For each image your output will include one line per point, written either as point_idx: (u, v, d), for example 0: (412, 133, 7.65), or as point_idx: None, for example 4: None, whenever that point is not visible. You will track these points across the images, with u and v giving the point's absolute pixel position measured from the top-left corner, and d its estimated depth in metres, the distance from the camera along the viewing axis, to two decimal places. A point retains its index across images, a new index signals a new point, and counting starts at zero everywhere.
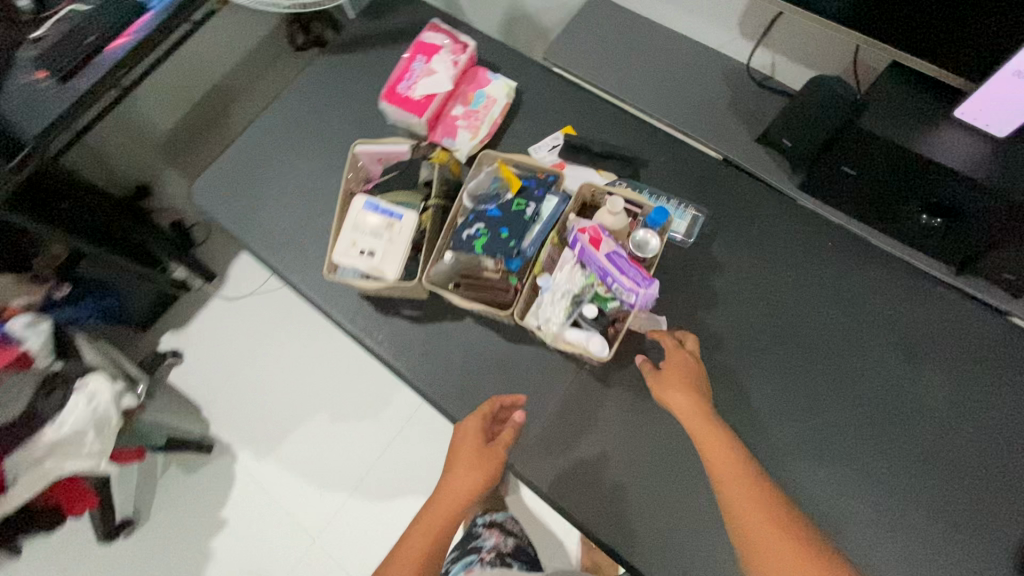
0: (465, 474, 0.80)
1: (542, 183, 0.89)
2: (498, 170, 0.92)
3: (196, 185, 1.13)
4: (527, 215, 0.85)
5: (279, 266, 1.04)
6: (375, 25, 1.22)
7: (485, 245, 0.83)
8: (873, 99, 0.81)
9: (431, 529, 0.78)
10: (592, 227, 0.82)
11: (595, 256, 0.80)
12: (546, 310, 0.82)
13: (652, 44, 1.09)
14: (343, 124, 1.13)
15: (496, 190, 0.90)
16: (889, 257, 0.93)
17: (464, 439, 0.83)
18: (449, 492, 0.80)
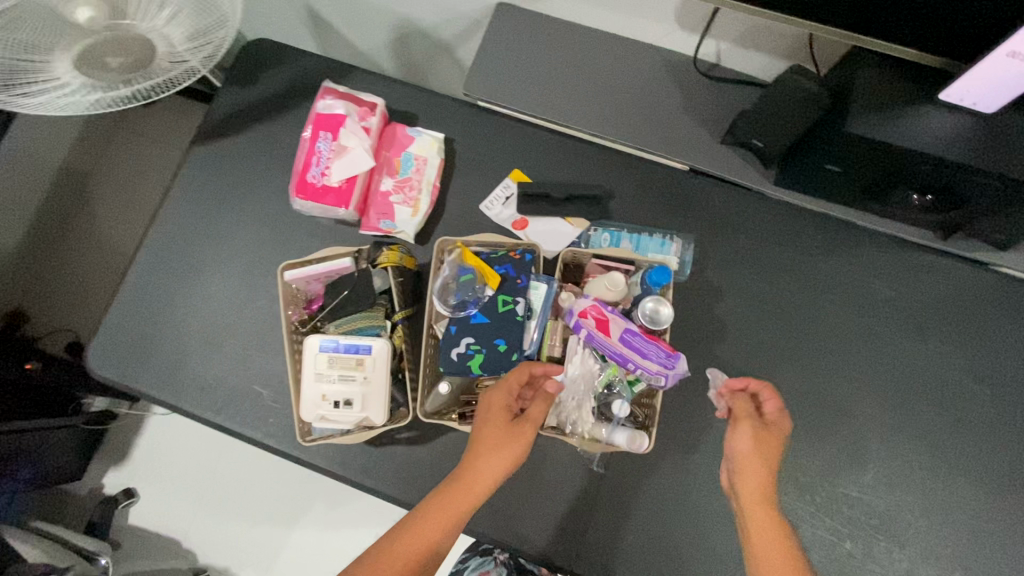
0: (492, 449, 0.67)
1: (521, 266, 0.78)
2: (465, 259, 0.79)
3: (93, 350, 0.92)
4: (518, 315, 0.75)
5: (234, 421, 0.88)
6: (250, 93, 0.99)
7: (483, 364, 0.73)
8: (851, 94, 0.74)
9: (444, 516, 0.63)
10: (593, 307, 0.73)
11: (609, 343, 0.71)
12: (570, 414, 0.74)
13: (581, 49, 0.96)
14: (255, 230, 0.94)
15: (472, 288, 0.77)
16: (878, 236, 0.90)
17: (494, 406, 0.69)
18: (469, 474, 0.66)
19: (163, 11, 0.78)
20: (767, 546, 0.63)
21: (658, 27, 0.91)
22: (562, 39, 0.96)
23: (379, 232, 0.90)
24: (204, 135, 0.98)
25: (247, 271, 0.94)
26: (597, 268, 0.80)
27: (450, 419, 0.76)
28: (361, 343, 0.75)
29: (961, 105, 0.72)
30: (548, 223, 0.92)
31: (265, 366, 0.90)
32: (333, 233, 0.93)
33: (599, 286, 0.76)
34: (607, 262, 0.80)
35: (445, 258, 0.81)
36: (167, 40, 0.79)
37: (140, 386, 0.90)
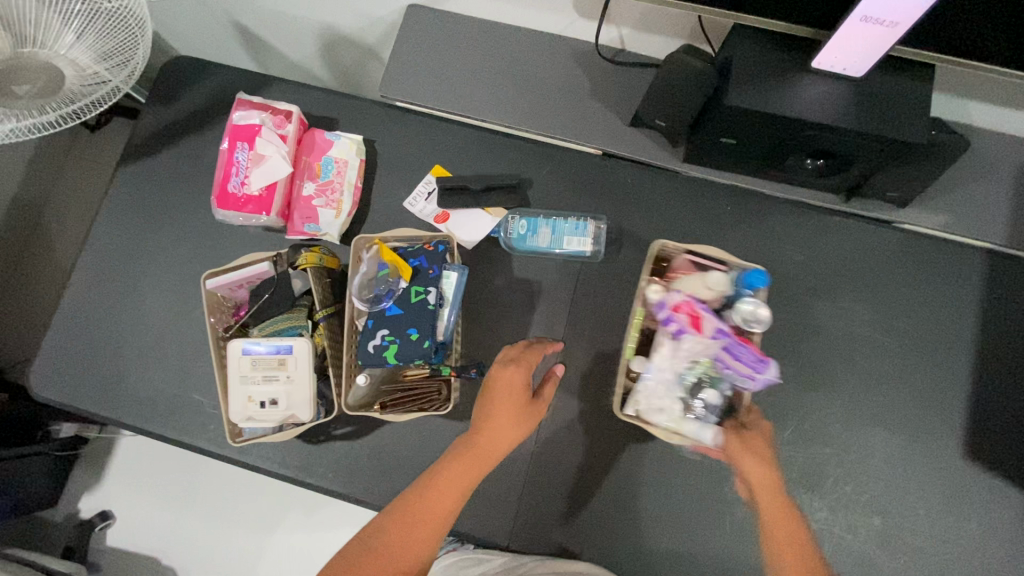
0: (511, 427, 0.72)
1: (434, 257, 0.80)
2: (383, 255, 0.81)
3: (34, 374, 0.94)
4: (431, 304, 0.76)
5: (177, 430, 0.90)
6: (173, 110, 1.02)
7: (396, 353, 0.74)
8: (735, 67, 0.76)
9: (456, 488, 0.69)
10: (686, 302, 0.70)
11: (700, 341, 0.70)
12: (654, 402, 0.74)
13: (491, 45, 0.98)
14: (186, 244, 0.97)
15: (387, 282, 0.80)
16: (785, 203, 0.93)
17: (511, 388, 0.73)
18: (488, 451, 0.71)
19: (68, 29, 0.80)
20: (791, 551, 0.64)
21: (560, 17, 0.94)
22: (471, 37, 0.99)
23: (305, 235, 0.93)
24: (130, 154, 1.00)
25: (181, 283, 0.96)
26: (691, 264, 0.79)
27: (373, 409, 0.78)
28: (283, 344, 0.78)
29: (833, 71, 0.75)
30: (471, 216, 0.94)
31: (204, 374, 0.92)
32: (261, 240, 0.95)
33: (695, 283, 0.74)
34: (701, 258, 0.79)
35: (363, 255, 0.83)
36: (76, 64, 0.82)
37: (82, 403, 0.92)
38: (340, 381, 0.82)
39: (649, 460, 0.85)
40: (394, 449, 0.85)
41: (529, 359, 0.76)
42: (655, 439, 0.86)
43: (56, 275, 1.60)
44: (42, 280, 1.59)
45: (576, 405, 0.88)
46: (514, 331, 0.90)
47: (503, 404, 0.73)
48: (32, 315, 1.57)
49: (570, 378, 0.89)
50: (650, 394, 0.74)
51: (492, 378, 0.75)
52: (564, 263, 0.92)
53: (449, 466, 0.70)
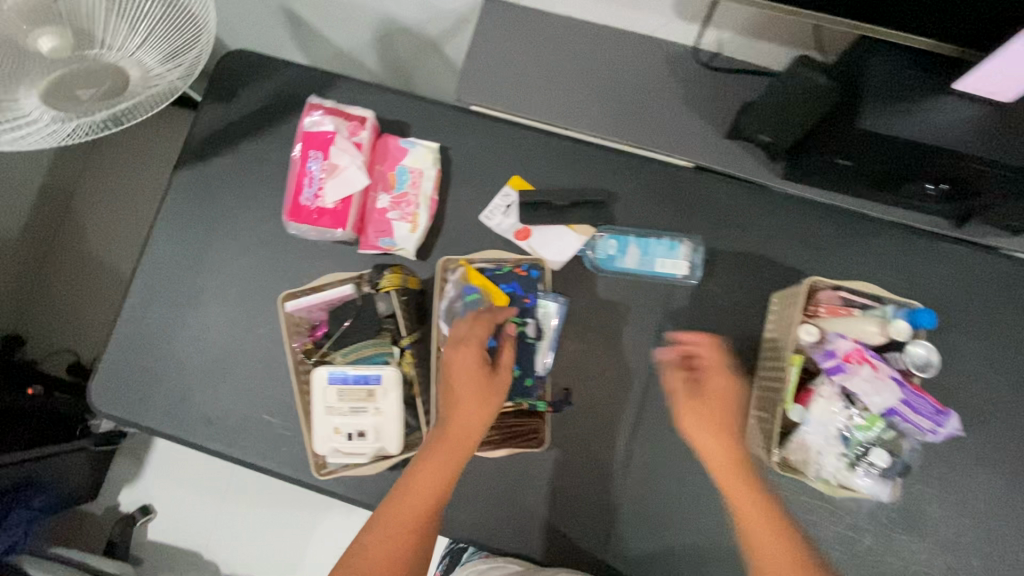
0: (478, 409, 0.70)
1: (528, 284, 0.84)
2: (473, 280, 0.82)
3: (93, 389, 0.89)
4: (529, 338, 0.81)
5: (245, 452, 0.87)
6: (232, 109, 0.95)
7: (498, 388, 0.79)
8: (872, 83, 0.73)
9: (432, 481, 0.67)
10: (857, 350, 0.70)
11: (880, 392, 0.68)
12: (819, 455, 0.71)
13: (575, 47, 0.91)
14: (249, 254, 0.91)
15: (480, 308, 0.81)
16: (888, 226, 0.87)
17: (467, 370, 0.71)
18: (457, 437, 0.69)
19: (136, 32, 0.70)
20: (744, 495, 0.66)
21: (655, 18, 0.86)
22: (555, 37, 0.92)
23: (379, 250, 0.88)
24: (188, 156, 0.94)
25: (245, 297, 0.91)
26: (839, 298, 0.76)
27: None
28: (371, 374, 0.75)
29: (979, 95, 0.71)
30: (554, 232, 0.89)
31: (272, 394, 0.88)
32: (329, 253, 0.89)
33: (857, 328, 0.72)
34: (850, 296, 0.76)
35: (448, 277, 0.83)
36: (142, 66, 0.73)
37: (145, 420, 0.88)
38: (424, 411, 0.78)
39: None
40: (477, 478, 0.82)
41: (473, 330, 0.73)
42: None
43: (90, 267, 1.55)
44: (76, 267, 1.55)
45: (667, 436, 0.83)
46: (600, 355, 0.86)
47: (464, 388, 0.71)
48: (68, 309, 1.52)
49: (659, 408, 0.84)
50: (813, 446, 0.71)
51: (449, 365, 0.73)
52: (654, 285, 0.87)
53: (421, 460, 0.69)
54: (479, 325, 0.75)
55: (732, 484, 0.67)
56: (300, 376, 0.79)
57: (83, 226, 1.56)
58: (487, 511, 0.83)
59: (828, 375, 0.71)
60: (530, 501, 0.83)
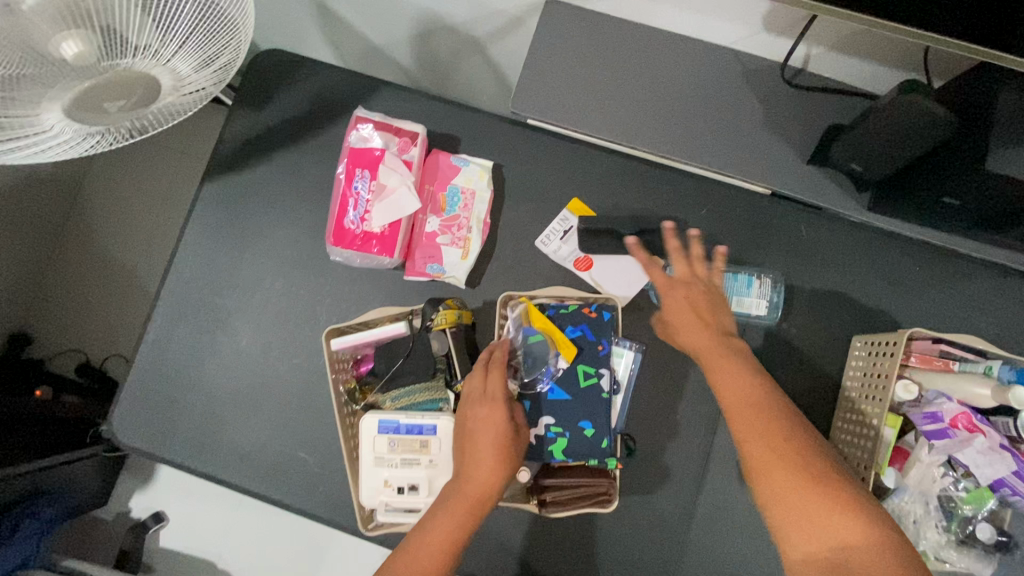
0: (497, 467, 0.62)
1: (599, 327, 0.73)
2: (535, 323, 0.73)
3: (117, 417, 0.83)
4: (603, 391, 0.71)
5: (278, 491, 0.80)
6: (265, 116, 0.87)
7: (566, 448, 0.69)
8: (1002, 114, 0.63)
9: (439, 547, 0.59)
10: (965, 414, 0.65)
11: (991, 464, 0.63)
12: (915, 526, 0.66)
13: (647, 56, 0.82)
14: (284, 276, 0.84)
15: (543, 355, 0.72)
16: (983, 265, 0.80)
17: (489, 425, 0.64)
18: (469, 504, 0.61)
19: (170, 40, 0.61)
20: (726, 375, 0.62)
21: (741, 29, 0.78)
22: (622, 45, 0.82)
23: (427, 277, 0.81)
24: (217, 166, 0.87)
25: (279, 323, 0.84)
26: (940, 352, 0.69)
27: (530, 503, 0.72)
28: (424, 422, 0.69)
29: None
30: (618, 264, 0.82)
31: (308, 430, 0.82)
32: (372, 279, 0.82)
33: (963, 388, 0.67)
34: (950, 348, 0.69)
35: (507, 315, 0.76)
36: (176, 74, 0.65)
37: (172, 452, 0.82)
38: None
39: None
40: (529, 528, 0.76)
41: (494, 376, 0.66)
42: None
43: (99, 263, 1.42)
44: (84, 265, 1.42)
45: (734, 488, 0.77)
46: (663, 400, 0.78)
47: (484, 444, 0.63)
48: (73, 310, 1.40)
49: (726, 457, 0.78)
50: (908, 516, 0.66)
51: (468, 418, 0.65)
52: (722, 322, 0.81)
53: (429, 524, 0.61)
54: (500, 356, 0.68)
55: (726, 385, 0.61)
56: (345, 419, 0.74)
57: (93, 219, 1.43)
58: (538, 562, 0.77)
59: (929, 439, 0.66)
60: (584, 555, 0.76)
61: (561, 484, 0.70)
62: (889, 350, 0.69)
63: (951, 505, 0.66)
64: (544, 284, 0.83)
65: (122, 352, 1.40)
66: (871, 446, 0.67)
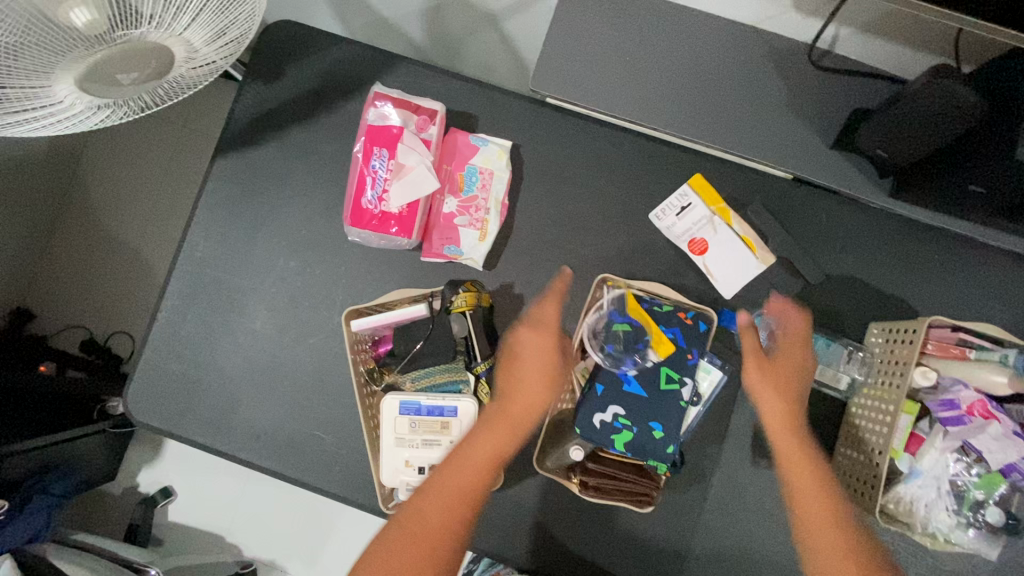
0: (541, 390, 0.65)
1: (693, 336, 0.71)
2: (636, 309, 0.72)
3: (130, 396, 0.83)
4: (682, 399, 0.69)
5: (294, 470, 0.81)
6: (277, 91, 0.85)
7: (629, 442, 0.68)
8: None
9: (485, 457, 0.61)
10: (980, 402, 0.66)
11: (1004, 449, 0.64)
12: (928, 511, 0.67)
13: (671, 33, 0.80)
14: (297, 255, 0.83)
15: (635, 343, 0.71)
16: (1000, 253, 0.80)
17: (535, 350, 0.67)
18: (512, 419, 0.64)
19: (185, 10, 0.58)
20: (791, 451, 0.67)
21: (769, 8, 0.76)
22: (646, 21, 0.80)
23: (443, 258, 0.81)
24: (228, 142, 0.85)
25: (292, 302, 0.83)
26: (958, 339, 0.69)
27: (572, 484, 0.72)
28: (445, 404, 0.70)
29: None
30: (731, 251, 0.81)
31: (324, 411, 0.82)
32: (387, 259, 0.82)
33: (982, 375, 0.67)
34: (968, 336, 0.69)
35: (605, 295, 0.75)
36: (190, 45, 0.63)
37: (187, 430, 0.82)
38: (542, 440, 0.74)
39: None
40: (545, 506, 0.78)
41: (547, 305, 0.69)
42: None
43: (103, 239, 1.40)
44: (85, 241, 1.40)
45: (746, 469, 0.78)
46: None
47: (531, 369, 0.66)
48: (75, 286, 1.39)
49: (741, 440, 0.79)
50: (921, 500, 0.67)
51: (516, 341, 0.68)
52: (739, 308, 0.81)
53: (474, 441, 0.62)
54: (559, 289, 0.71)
55: (800, 476, 0.65)
56: (365, 400, 0.74)
57: (93, 195, 1.40)
58: (552, 539, 0.78)
59: (944, 426, 0.67)
60: (596, 532, 0.78)
61: (608, 474, 0.70)
62: (909, 337, 0.70)
63: (963, 490, 0.67)
64: (562, 267, 0.82)
65: (126, 329, 1.39)
66: (886, 431, 0.68)
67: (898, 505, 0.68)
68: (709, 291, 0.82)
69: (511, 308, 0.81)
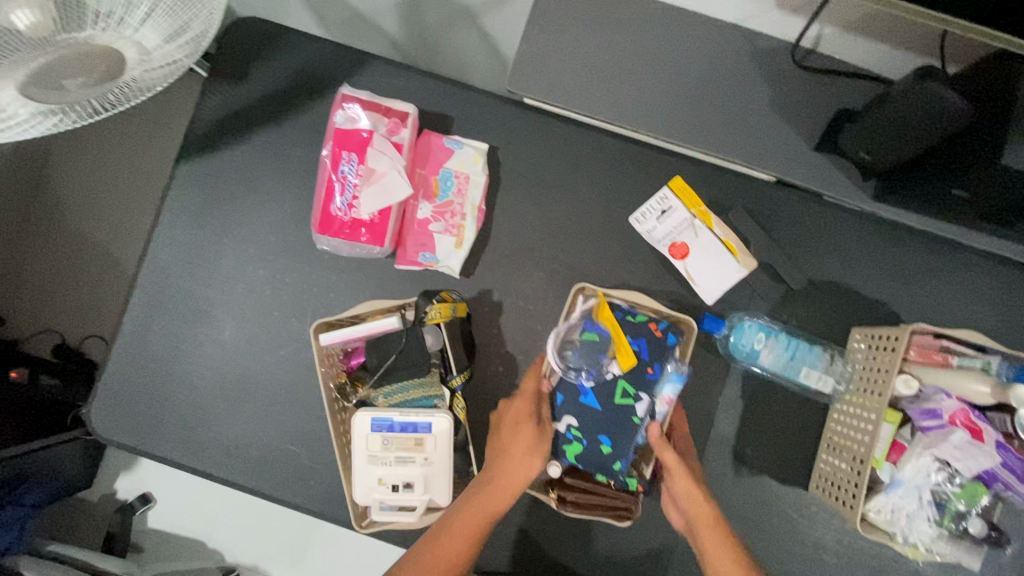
0: (527, 457, 0.63)
1: (657, 350, 0.69)
2: (604, 321, 0.70)
3: (94, 411, 0.80)
4: (636, 416, 0.68)
5: (267, 485, 0.78)
6: (242, 93, 0.81)
7: (579, 454, 0.68)
8: None
9: (468, 530, 0.58)
10: (963, 411, 0.65)
11: (984, 459, 0.64)
12: (909, 521, 0.66)
13: (652, 31, 0.77)
14: (267, 263, 0.80)
15: (598, 354, 0.69)
16: (983, 256, 0.79)
17: (517, 419, 0.66)
18: (500, 489, 0.61)
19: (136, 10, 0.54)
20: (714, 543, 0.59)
21: (752, 5, 0.73)
22: (626, 18, 0.77)
23: (418, 266, 0.78)
24: (192, 145, 0.81)
25: (262, 312, 0.80)
26: (941, 346, 0.68)
27: (549, 497, 0.71)
28: (419, 420, 0.69)
29: None
30: (712, 256, 0.79)
31: (297, 424, 0.79)
32: (360, 267, 0.79)
33: (963, 384, 0.65)
34: (951, 343, 0.68)
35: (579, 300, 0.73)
36: (142, 48, 0.58)
37: (154, 447, 0.79)
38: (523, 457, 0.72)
39: (802, 542, 0.77)
40: (525, 518, 0.76)
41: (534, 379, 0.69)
42: (809, 520, 0.77)
43: (71, 242, 1.35)
44: (51, 244, 1.35)
45: (728, 477, 0.77)
46: None
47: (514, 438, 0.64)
48: (42, 291, 1.34)
49: (723, 448, 0.78)
50: (902, 510, 0.66)
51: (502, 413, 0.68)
52: (721, 314, 0.80)
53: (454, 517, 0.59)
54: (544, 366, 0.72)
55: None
56: (338, 416, 0.72)
57: (60, 196, 1.35)
58: (531, 551, 0.77)
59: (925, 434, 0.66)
60: (577, 542, 0.77)
61: (587, 490, 0.70)
62: (892, 344, 0.68)
63: (945, 499, 0.66)
64: (540, 274, 0.80)
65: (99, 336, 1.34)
66: (868, 441, 0.67)
67: (881, 518, 0.67)
68: (690, 297, 0.80)
69: (488, 317, 0.79)
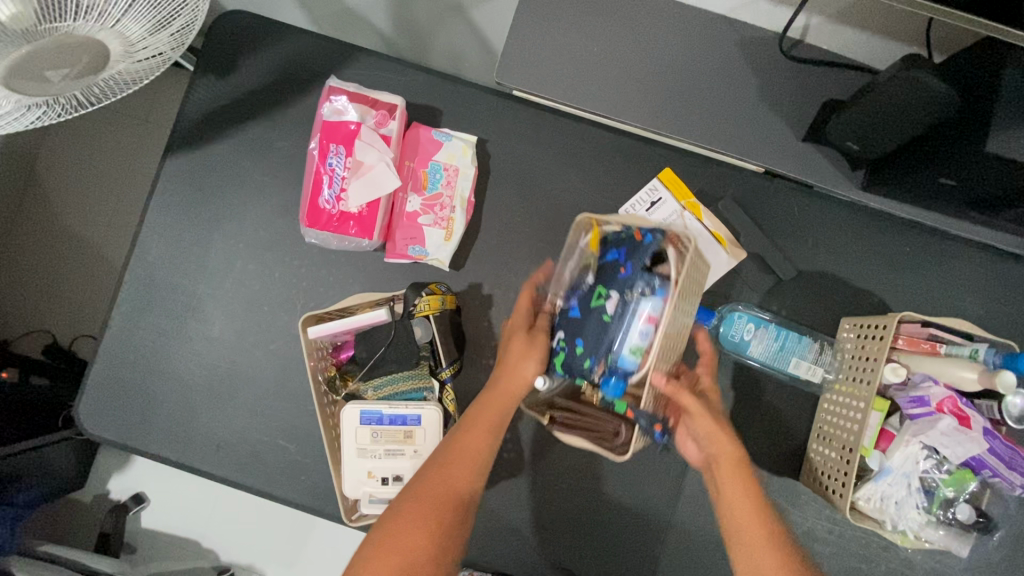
0: (521, 359, 0.65)
1: (634, 249, 0.63)
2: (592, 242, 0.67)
3: (84, 409, 0.79)
4: (605, 314, 0.61)
5: (258, 481, 0.78)
6: (230, 88, 0.81)
7: (563, 364, 0.64)
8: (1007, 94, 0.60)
9: (479, 428, 0.61)
10: (951, 398, 0.65)
11: (972, 446, 0.64)
12: (898, 508, 0.66)
13: (640, 24, 0.77)
14: (256, 258, 0.80)
15: (583, 269, 0.67)
16: (970, 245, 0.79)
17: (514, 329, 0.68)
18: (504, 391, 0.64)
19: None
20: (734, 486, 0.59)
21: None
22: (615, 11, 0.77)
23: (408, 259, 0.78)
24: (180, 141, 0.81)
25: (251, 307, 0.80)
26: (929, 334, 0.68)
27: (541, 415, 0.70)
28: (408, 413, 0.69)
29: None
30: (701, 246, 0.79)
31: (288, 419, 0.79)
32: (350, 262, 0.79)
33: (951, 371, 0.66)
34: (939, 331, 0.69)
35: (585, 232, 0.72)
36: (125, 39, 0.58)
37: (144, 444, 0.79)
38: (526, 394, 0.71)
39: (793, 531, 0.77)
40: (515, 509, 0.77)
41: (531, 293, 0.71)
42: (800, 508, 0.77)
43: (62, 241, 1.34)
44: (42, 244, 1.33)
45: None
46: None
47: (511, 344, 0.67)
48: (32, 292, 1.32)
49: None
50: (890, 498, 0.66)
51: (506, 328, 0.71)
52: (711, 304, 0.80)
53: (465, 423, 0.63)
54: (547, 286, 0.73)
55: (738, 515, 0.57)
56: (328, 410, 0.72)
57: (50, 195, 1.34)
58: (523, 542, 0.77)
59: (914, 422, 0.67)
60: (568, 532, 0.77)
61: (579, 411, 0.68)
62: (879, 333, 0.69)
63: (932, 486, 0.67)
64: (530, 266, 0.80)
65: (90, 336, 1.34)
66: (857, 430, 0.67)
67: (870, 506, 0.67)
68: None
69: (478, 309, 0.78)
